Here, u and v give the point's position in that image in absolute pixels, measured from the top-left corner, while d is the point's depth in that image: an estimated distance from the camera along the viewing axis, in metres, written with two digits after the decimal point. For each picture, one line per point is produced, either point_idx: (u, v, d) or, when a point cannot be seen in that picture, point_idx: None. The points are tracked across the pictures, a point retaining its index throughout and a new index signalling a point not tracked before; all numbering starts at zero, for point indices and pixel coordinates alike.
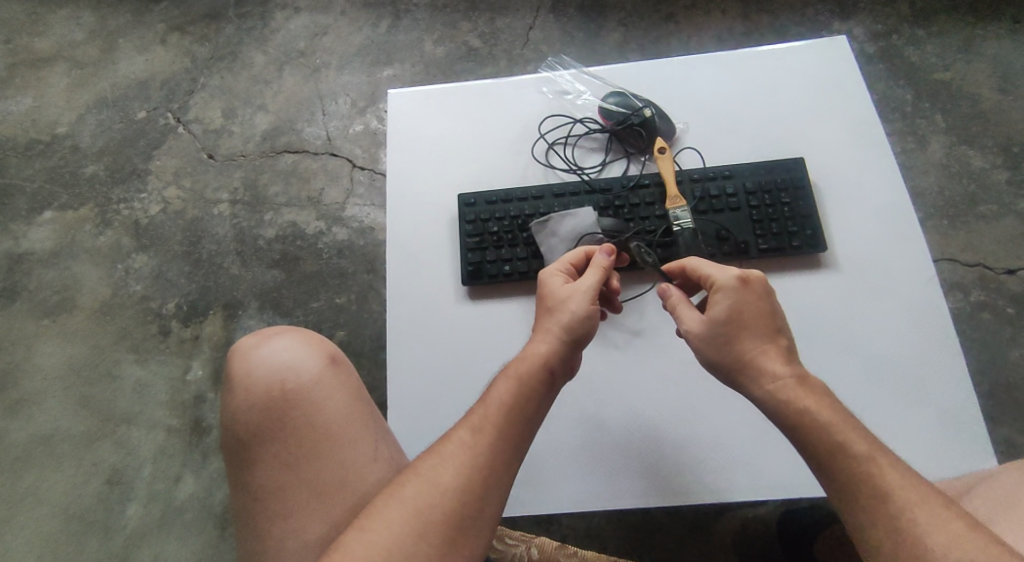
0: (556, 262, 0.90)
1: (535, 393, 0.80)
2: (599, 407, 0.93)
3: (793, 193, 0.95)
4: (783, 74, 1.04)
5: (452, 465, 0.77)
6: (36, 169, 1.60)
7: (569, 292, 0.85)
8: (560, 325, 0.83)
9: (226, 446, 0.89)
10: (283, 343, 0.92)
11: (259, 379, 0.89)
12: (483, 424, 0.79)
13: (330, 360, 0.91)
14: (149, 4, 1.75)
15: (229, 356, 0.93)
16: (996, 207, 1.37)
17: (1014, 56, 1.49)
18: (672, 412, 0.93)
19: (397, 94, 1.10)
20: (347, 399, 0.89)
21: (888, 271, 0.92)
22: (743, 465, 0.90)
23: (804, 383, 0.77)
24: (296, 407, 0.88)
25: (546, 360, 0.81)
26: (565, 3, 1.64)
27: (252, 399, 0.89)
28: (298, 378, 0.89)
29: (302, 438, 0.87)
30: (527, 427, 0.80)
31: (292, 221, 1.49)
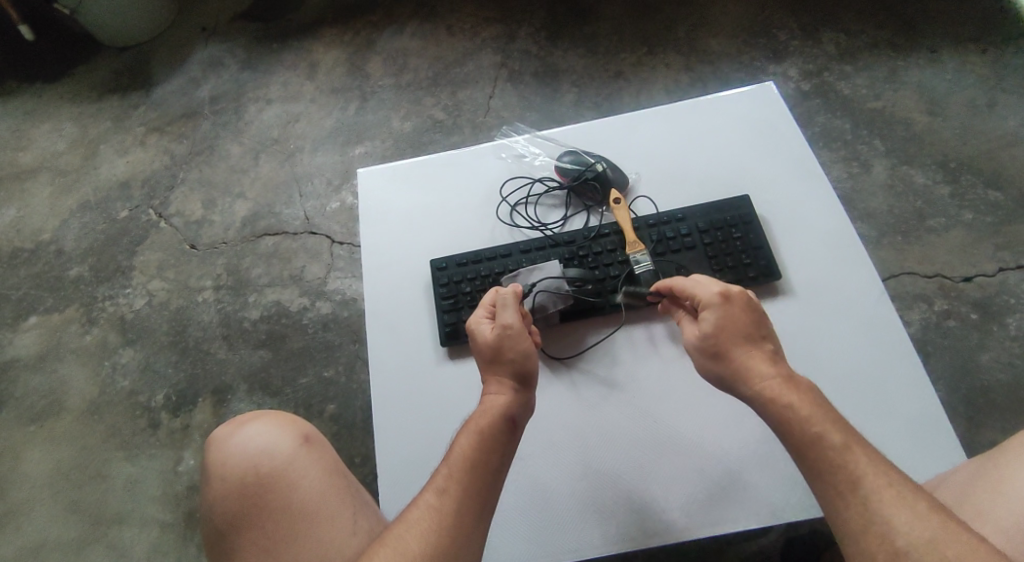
0: (477, 309, 0.93)
1: (497, 444, 0.81)
2: (570, 450, 0.92)
3: (743, 228, 1.01)
4: (721, 122, 1.12)
5: (418, 532, 0.77)
6: (21, 276, 1.64)
7: (497, 335, 0.88)
8: (506, 370, 0.86)
9: (209, 537, 0.90)
10: (256, 428, 0.93)
11: (235, 466, 0.90)
12: (447, 484, 0.79)
13: (303, 440, 0.92)
14: (127, 110, 1.84)
15: (206, 448, 0.94)
16: (943, 220, 1.45)
17: (936, 82, 1.61)
18: (643, 445, 0.91)
19: (366, 172, 1.17)
20: (322, 476, 0.90)
21: (840, 292, 0.96)
22: (734, 494, 0.88)
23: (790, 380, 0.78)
24: (272, 490, 0.89)
25: (505, 409, 0.83)
26: (519, 73, 1.75)
27: (228, 487, 0.90)
28: (272, 461, 0.90)
29: (279, 520, 0.87)
30: (493, 482, 0.80)
31: (277, 300, 1.54)
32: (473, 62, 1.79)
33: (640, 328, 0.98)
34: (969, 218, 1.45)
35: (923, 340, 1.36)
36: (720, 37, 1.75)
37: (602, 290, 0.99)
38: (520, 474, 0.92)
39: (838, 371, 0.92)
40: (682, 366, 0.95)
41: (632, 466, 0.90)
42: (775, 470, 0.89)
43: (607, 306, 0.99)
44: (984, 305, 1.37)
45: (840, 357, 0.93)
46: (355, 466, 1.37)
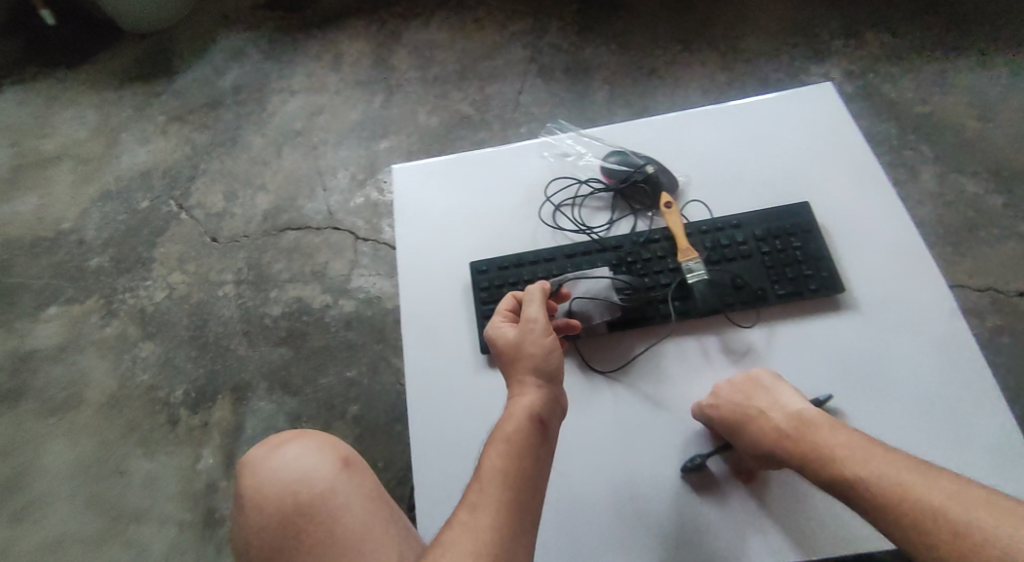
0: (495, 314, 0.89)
1: (529, 446, 0.76)
2: (605, 470, 0.88)
3: (803, 236, 0.96)
4: (778, 122, 1.06)
5: (457, 551, 0.70)
6: (41, 265, 1.61)
7: (519, 334, 0.83)
8: (530, 370, 0.81)
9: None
10: (293, 451, 0.85)
11: (273, 491, 0.82)
12: (481, 499, 0.73)
13: (344, 463, 0.84)
14: (150, 99, 1.80)
15: (240, 471, 0.86)
16: (996, 231, 1.39)
17: (987, 86, 1.54)
18: (686, 471, 0.86)
19: (402, 168, 1.12)
20: (366, 503, 0.81)
21: (908, 307, 0.91)
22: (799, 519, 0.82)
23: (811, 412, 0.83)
24: (314, 517, 0.80)
25: (531, 411, 0.78)
26: (550, 68, 1.70)
27: (265, 516, 0.81)
28: (312, 485, 0.82)
29: (322, 550, 0.79)
30: (529, 489, 0.74)
31: (299, 296, 1.50)
32: (502, 57, 1.74)
33: (692, 340, 0.93)
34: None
35: None
36: (758, 36, 1.69)
37: (652, 298, 0.95)
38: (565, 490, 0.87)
39: (909, 393, 0.86)
40: None
41: (671, 493, 0.85)
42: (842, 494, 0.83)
43: (657, 315, 0.94)
44: None
45: (908, 378, 0.87)
46: (377, 470, 1.32)
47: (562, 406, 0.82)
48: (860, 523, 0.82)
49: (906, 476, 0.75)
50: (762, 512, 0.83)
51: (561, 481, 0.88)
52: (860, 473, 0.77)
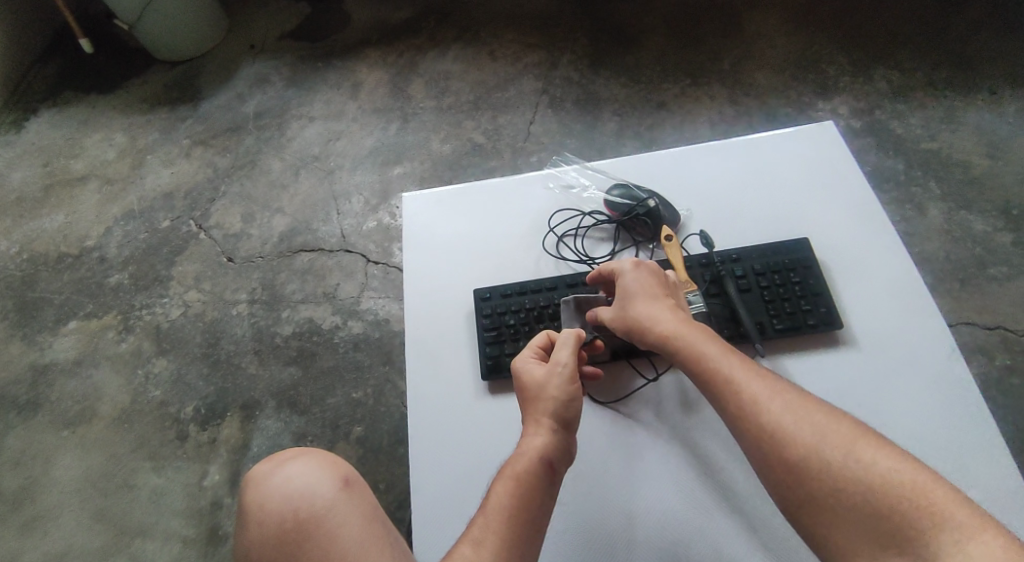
0: (525, 348, 0.90)
1: (536, 491, 0.78)
2: (612, 498, 0.87)
3: (802, 272, 0.96)
4: (780, 159, 1.08)
5: None
6: (64, 281, 1.66)
7: (546, 374, 0.85)
8: (548, 414, 0.82)
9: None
10: (296, 469, 0.86)
11: (274, 508, 0.84)
12: (485, 536, 0.76)
13: (343, 483, 0.85)
14: (176, 123, 1.87)
15: (243, 486, 0.88)
16: (1006, 268, 1.39)
17: (995, 124, 1.55)
18: (685, 496, 0.86)
19: (412, 197, 1.16)
20: (363, 524, 0.83)
21: (907, 345, 0.90)
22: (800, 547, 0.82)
23: (718, 347, 0.84)
24: (312, 536, 0.82)
25: (542, 454, 0.80)
26: (562, 99, 1.74)
27: (266, 532, 0.83)
28: (313, 504, 0.83)
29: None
30: (528, 538, 0.77)
31: (309, 317, 1.53)
32: (515, 87, 1.78)
33: None
34: None
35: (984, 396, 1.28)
36: (766, 71, 1.71)
37: None
38: (565, 511, 0.87)
39: (906, 434, 0.85)
40: None
41: (672, 517, 0.85)
42: None
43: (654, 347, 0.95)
44: None
45: (906, 416, 0.86)
46: (378, 493, 1.33)
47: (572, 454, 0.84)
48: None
49: (810, 430, 0.75)
50: (769, 544, 0.82)
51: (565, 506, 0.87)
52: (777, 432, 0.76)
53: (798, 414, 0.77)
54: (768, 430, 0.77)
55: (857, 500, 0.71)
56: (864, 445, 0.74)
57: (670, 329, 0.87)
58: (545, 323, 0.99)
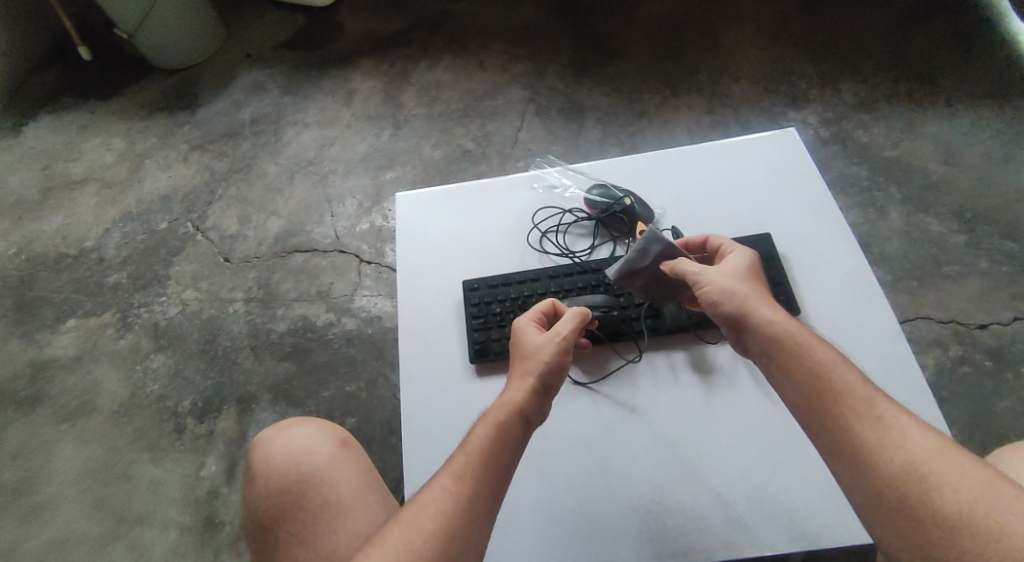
0: (527, 313, 0.98)
1: (511, 440, 0.85)
2: (575, 477, 0.99)
3: (765, 264, 1.05)
4: (747, 162, 1.18)
5: (430, 514, 0.79)
6: (63, 280, 1.71)
7: (540, 339, 0.92)
8: (532, 372, 0.89)
9: (252, 533, 0.93)
10: (298, 431, 0.97)
11: (278, 465, 0.94)
12: (463, 471, 0.82)
13: (341, 444, 0.96)
14: (173, 128, 1.93)
15: (249, 450, 0.98)
16: (959, 267, 1.49)
17: (952, 134, 1.66)
18: (651, 477, 0.98)
19: (405, 196, 1.23)
20: (357, 476, 0.93)
21: (857, 331, 1.01)
22: (751, 519, 0.94)
23: (816, 350, 0.83)
24: (313, 488, 0.92)
25: (522, 407, 0.87)
26: (547, 108, 1.83)
27: (270, 484, 0.93)
28: (313, 461, 0.94)
29: (317, 517, 0.90)
30: (498, 481, 0.83)
31: (304, 314, 1.59)
32: (502, 97, 1.86)
33: (661, 356, 1.05)
34: (985, 267, 1.48)
35: (937, 385, 1.38)
36: (741, 83, 1.81)
37: (626, 316, 1.06)
38: (546, 493, 0.98)
39: None
40: (692, 398, 1.02)
41: (639, 496, 0.97)
42: (786, 497, 0.95)
43: (631, 331, 1.06)
44: (999, 353, 1.39)
45: None
46: None
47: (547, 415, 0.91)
48: (805, 527, 0.93)
49: (888, 435, 0.76)
50: (722, 516, 0.94)
51: (532, 484, 0.99)
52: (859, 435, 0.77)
53: (889, 423, 0.77)
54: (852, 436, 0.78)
55: (922, 506, 0.72)
56: (960, 460, 0.74)
57: (770, 328, 0.86)
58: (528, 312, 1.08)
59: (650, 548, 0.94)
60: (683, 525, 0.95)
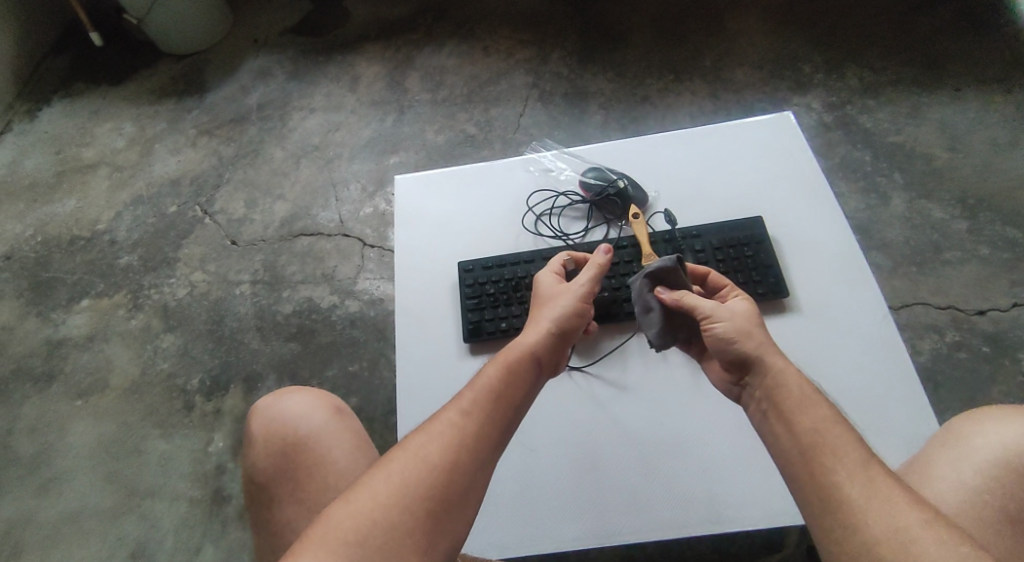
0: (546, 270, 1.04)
1: (523, 377, 0.88)
2: (555, 455, 1.01)
3: (755, 247, 1.08)
4: (742, 146, 1.19)
5: (439, 444, 0.82)
6: (76, 262, 1.75)
7: (559, 292, 0.97)
8: (551, 317, 0.93)
9: (252, 491, 0.98)
10: (296, 397, 1.00)
11: (276, 429, 0.98)
12: (473, 405, 0.85)
13: (335, 411, 0.99)
14: (183, 113, 1.96)
15: (250, 413, 1.02)
16: (959, 253, 1.49)
17: (958, 119, 1.65)
18: (635, 454, 1.00)
19: (403, 179, 1.25)
20: (350, 442, 0.97)
21: (844, 311, 1.03)
22: (732, 498, 0.96)
23: (817, 405, 0.82)
24: (308, 452, 0.96)
25: (536, 347, 0.90)
26: (551, 93, 1.83)
27: (269, 446, 0.98)
28: (308, 426, 0.97)
29: (311, 478, 0.94)
30: (505, 423, 0.85)
31: (309, 296, 1.62)
32: (506, 82, 1.87)
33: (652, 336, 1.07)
34: (985, 253, 1.48)
35: (933, 370, 1.39)
36: (746, 68, 1.81)
37: (617, 298, 1.08)
38: (536, 468, 1.01)
39: (838, 387, 0.99)
40: (681, 378, 1.04)
41: (625, 472, 0.99)
42: (768, 476, 0.97)
43: (623, 312, 1.08)
44: (996, 339, 1.40)
45: (839, 372, 1.00)
46: None
47: (558, 359, 0.94)
48: (784, 503, 0.95)
49: (852, 471, 0.76)
50: (705, 494, 0.97)
51: (515, 460, 1.02)
52: (827, 468, 0.77)
53: (863, 470, 0.76)
54: (829, 491, 0.76)
55: (867, 534, 0.73)
56: (934, 525, 0.72)
57: (779, 376, 0.84)
58: (521, 292, 1.10)
59: (632, 520, 0.96)
60: (662, 498, 0.97)
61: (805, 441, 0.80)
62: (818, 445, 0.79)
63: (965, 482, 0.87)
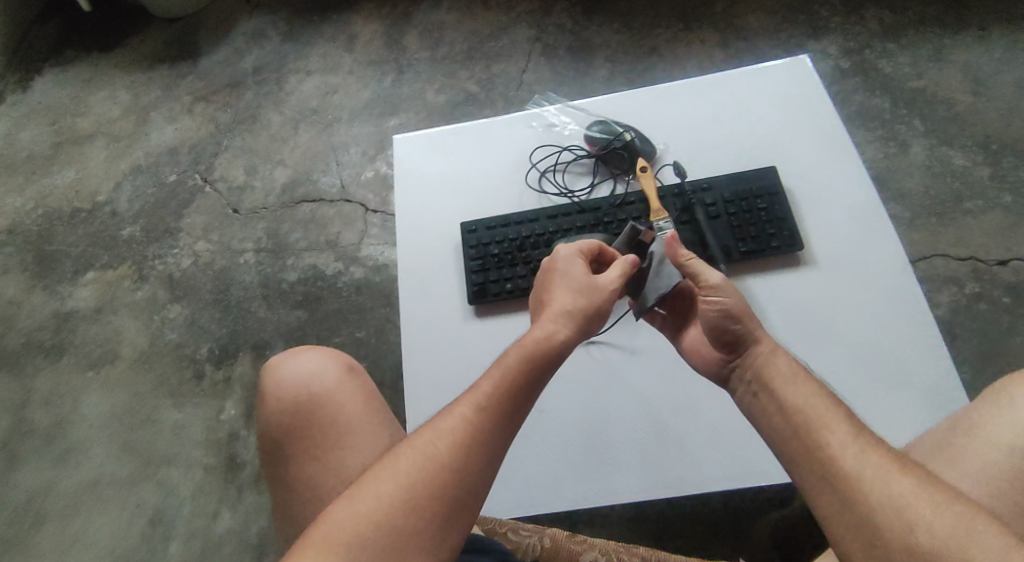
0: (575, 247, 0.94)
1: (544, 373, 0.84)
2: (564, 423, 0.99)
3: (768, 199, 1.04)
4: (755, 93, 1.14)
5: (448, 440, 0.79)
6: (79, 234, 1.74)
7: (590, 282, 0.90)
8: (577, 314, 0.88)
9: (263, 450, 0.95)
10: (307, 356, 0.98)
11: (289, 386, 0.95)
12: (488, 401, 0.82)
13: (348, 370, 0.97)
14: (177, 79, 1.91)
15: (261, 372, 0.99)
16: (981, 202, 1.43)
17: (982, 61, 1.57)
18: (644, 411, 0.98)
19: (402, 138, 1.21)
20: (364, 400, 0.95)
21: (864, 263, 1.00)
22: (746, 454, 0.94)
23: (808, 381, 0.81)
24: (322, 409, 0.94)
25: (559, 344, 0.86)
26: (554, 47, 1.77)
27: (281, 404, 0.95)
28: (321, 384, 0.95)
29: (326, 435, 0.92)
30: (514, 424, 0.82)
31: (313, 264, 1.60)
32: (508, 36, 1.81)
33: None
34: (1008, 201, 1.42)
35: (951, 323, 1.36)
36: (758, 13, 1.73)
37: None
38: (547, 426, 0.99)
39: (857, 341, 0.96)
40: None
41: (635, 430, 0.97)
42: None
43: None
44: (1018, 290, 1.36)
45: (857, 326, 0.96)
46: None
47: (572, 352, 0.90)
48: None
49: (847, 447, 0.74)
50: (718, 450, 0.95)
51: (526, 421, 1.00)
52: (820, 445, 0.75)
53: (859, 444, 0.74)
54: (824, 466, 0.74)
55: (865, 505, 0.71)
56: (927, 489, 0.70)
57: (767, 355, 0.84)
58: (527, 252, 1.07)
59: (642, 479, 0.95)
60: (675, 455, 0.95)
61: (800, 422, 0.78)
62: (808, 422, 0.77)
63: (1010, 446, 0.81)
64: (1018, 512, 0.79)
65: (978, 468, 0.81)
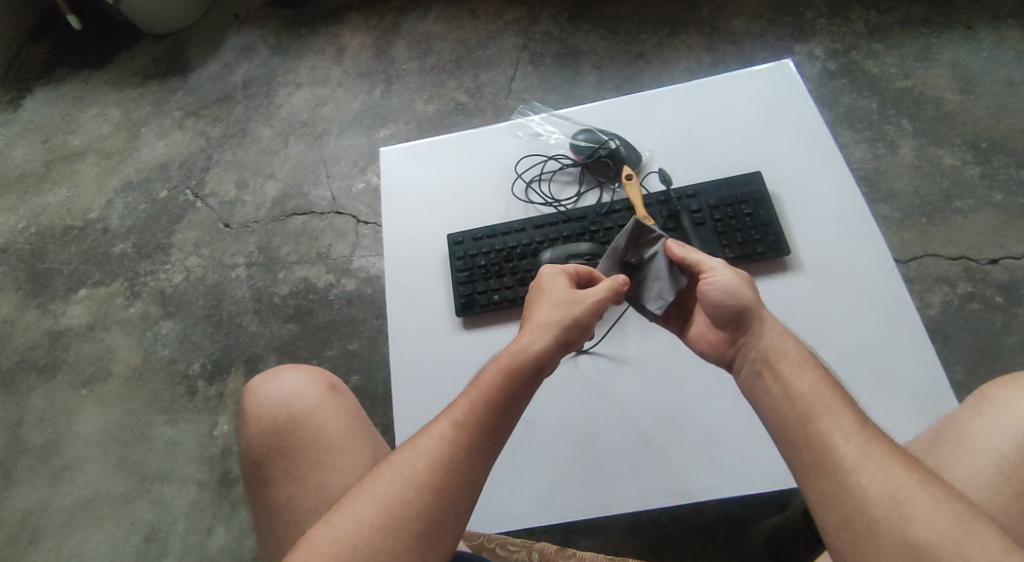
0: (558, 267, 0.94)
1: (520, 385, 0.84)
2: (556, 434, 0.99)
3: (754, 204, 1.04)
4: (739, 99, 1.14)
5: (426, 458, 0.79)
6: (71, 252, 1.74)
7: (569, 295, 0.89)
8: (553, 326, 0.87)
9: (245, 471, 0.95)
10: (288, 377, 0.98)
11: (270, 407, 0.95)
12: (465, 417, 0.81)
13: (329, 389, 0.97)
14: (168, 95, 1.92)
15: (242, 393, 0.99)
16: (971, 201, 1.43)
17: (969, 59, 1.57)
18: (634, 420, 0.98)
19: (388, 151, 1.21)
20: (347, 418, 0.95)
21: (851, 266, 0.99)
22: (734, 463, 0.94)
23: (810, 370, 0.80)
24: (303, 429, 0.93)
25: (534, 357, 0.85)
26: (542, 55, 1.77)
27: (262, 425, 0.94)
28: (302, 404, 0.95)
29: (308, 455, 0.92)
30: (493, 437, 0.82)
31: (305, 276, 1.60)
32: (496, 45, 1.81)
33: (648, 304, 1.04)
34: (999, 199, 1.42)
35: (944, 323, 1.35)
36: (745, 17, 1.73)
37: None
38: (538, 437, 0.99)
39: (844, 347, 0.95)
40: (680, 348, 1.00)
41: (626, 440, 0.97)
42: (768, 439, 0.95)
43: None
44: (1011, 289, 1.35)
45: (845, 331, 0.96)
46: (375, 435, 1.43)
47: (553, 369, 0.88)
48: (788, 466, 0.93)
49: (850, 439, 0.73)
50: (706, 459, 0.95)
51: (517, 434, 0.99)
52: (823, 436, 0.74)
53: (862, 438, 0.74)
54: (824, 457, 0.73)
55: (861, 498, 0.70)
56: (926, 487, 0.70)
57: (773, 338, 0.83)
58: (514, 263, 1.07)
59: (633, 489, 0.95)
60: (665, 465, 0.95)
61: (804, 412, 0.77)
62: (813, 412, 0.76)
63: (999, 451, 0.81)
64: (1008, 516, 0.79)
65: (967, 473, 0.81)
